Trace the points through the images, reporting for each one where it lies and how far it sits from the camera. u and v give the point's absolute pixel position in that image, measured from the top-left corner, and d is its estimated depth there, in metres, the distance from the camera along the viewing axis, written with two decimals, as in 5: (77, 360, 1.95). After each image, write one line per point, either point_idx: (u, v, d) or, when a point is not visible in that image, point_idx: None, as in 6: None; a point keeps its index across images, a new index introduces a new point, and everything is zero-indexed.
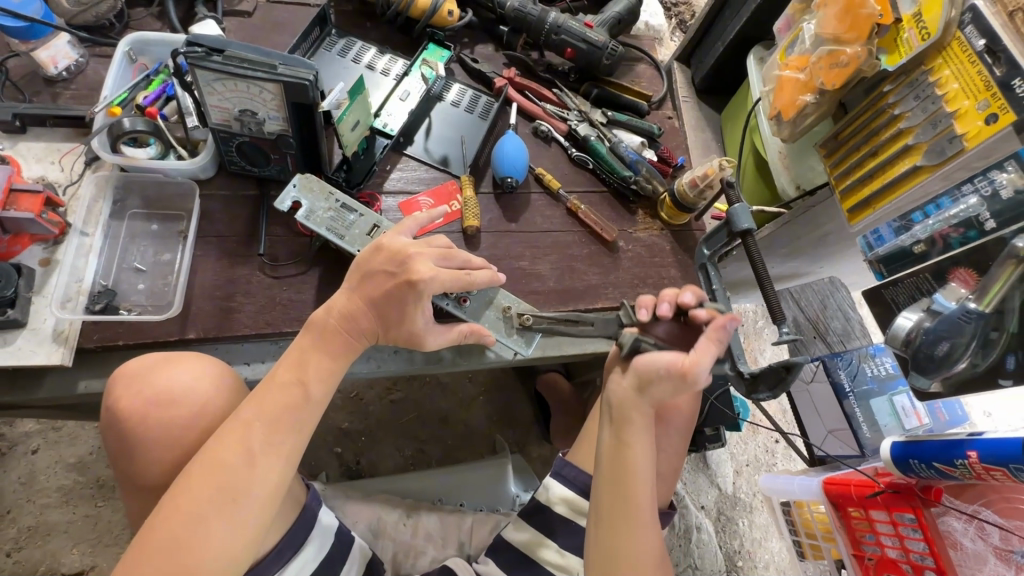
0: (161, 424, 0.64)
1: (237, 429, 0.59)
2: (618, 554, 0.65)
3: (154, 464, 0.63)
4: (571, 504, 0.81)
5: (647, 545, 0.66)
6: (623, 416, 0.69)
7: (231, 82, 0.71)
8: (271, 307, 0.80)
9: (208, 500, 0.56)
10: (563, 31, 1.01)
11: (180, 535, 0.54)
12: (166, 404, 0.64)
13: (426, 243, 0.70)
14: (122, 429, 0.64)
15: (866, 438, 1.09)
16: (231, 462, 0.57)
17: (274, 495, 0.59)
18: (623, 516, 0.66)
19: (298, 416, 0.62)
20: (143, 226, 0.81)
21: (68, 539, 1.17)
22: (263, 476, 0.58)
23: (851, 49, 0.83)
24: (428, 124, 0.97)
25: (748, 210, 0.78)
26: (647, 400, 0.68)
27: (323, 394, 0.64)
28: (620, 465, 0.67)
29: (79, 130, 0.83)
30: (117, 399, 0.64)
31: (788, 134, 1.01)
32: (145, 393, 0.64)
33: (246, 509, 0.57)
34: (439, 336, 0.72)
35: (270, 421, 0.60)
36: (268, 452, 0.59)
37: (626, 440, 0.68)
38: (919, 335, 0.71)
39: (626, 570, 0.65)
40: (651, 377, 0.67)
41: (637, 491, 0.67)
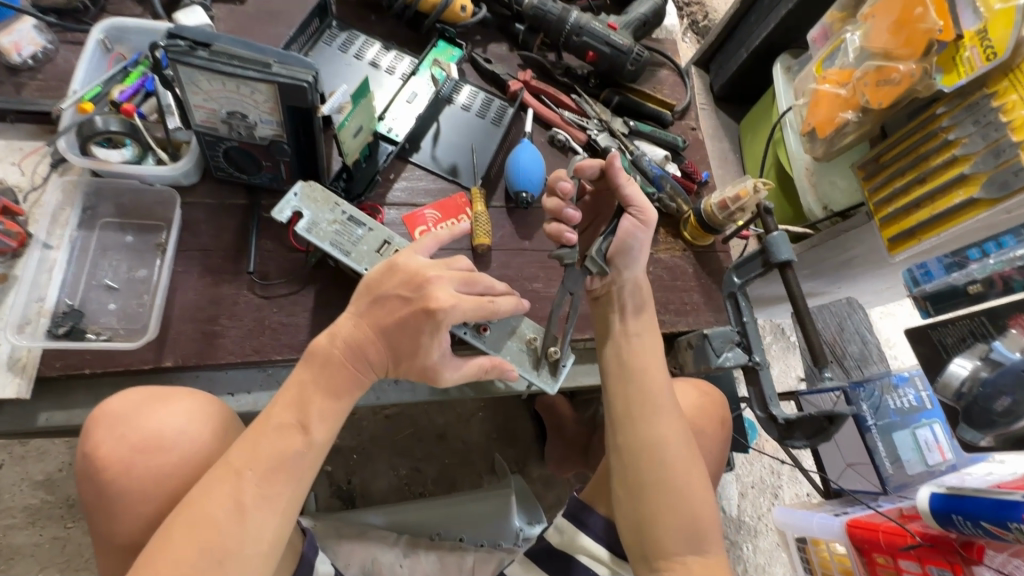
0: (145, 473, 0.55)
1: (227, 475, 0.51)
2: (640, 447, 0.66)
3: (137, 521, 0.55)
4: (566, 535, 0.76)
5: (670, 434, 0.66)
6: (621, 326, 0.74)
7: (217, 80, 0.62)
8: (260, 331, 0.72)
9: (193, 560, 0.48)
10: (585, 33, 0.93)
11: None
12: (153, 451, 0.56)
13: (445, 264, 0.62)
14: (100, 478, 0.55)
15: (889, 474, 1.03)
16: (217, 518, 0.49)
17: (268, 555, 0.51)
18: (636, 407, 0.68)
19: (297, 462, 0.54)
20: (117, 238, 0.72)
21: (34, 563, 1.08)
22: (255, 534, 0.51)
23: (904, 66, 0.76)
24: (435, 130, 0.89)
25: (788, 239, 0.72)
26: (636, 272, 0.72)
27: (326, 437, 0.56)
28: (624, 364, 0.72)
29: (46, 127, 0.73)
30: (96, 444, 0.56)
31: (822, 152, 0.93)
32: (129, 437, 0.56)
33: (234, 573, 0.49)
34: (456, 370, 0.63)
35: (265, 469, 0.52)
36: (261, 507, 0.51)
37: (632, 348, 0.72)
38: (974, 388, 0.64)
39: (653, 461, 0.65)
40: (634, 248, 0.69)
41: (646, 382, 0.70)
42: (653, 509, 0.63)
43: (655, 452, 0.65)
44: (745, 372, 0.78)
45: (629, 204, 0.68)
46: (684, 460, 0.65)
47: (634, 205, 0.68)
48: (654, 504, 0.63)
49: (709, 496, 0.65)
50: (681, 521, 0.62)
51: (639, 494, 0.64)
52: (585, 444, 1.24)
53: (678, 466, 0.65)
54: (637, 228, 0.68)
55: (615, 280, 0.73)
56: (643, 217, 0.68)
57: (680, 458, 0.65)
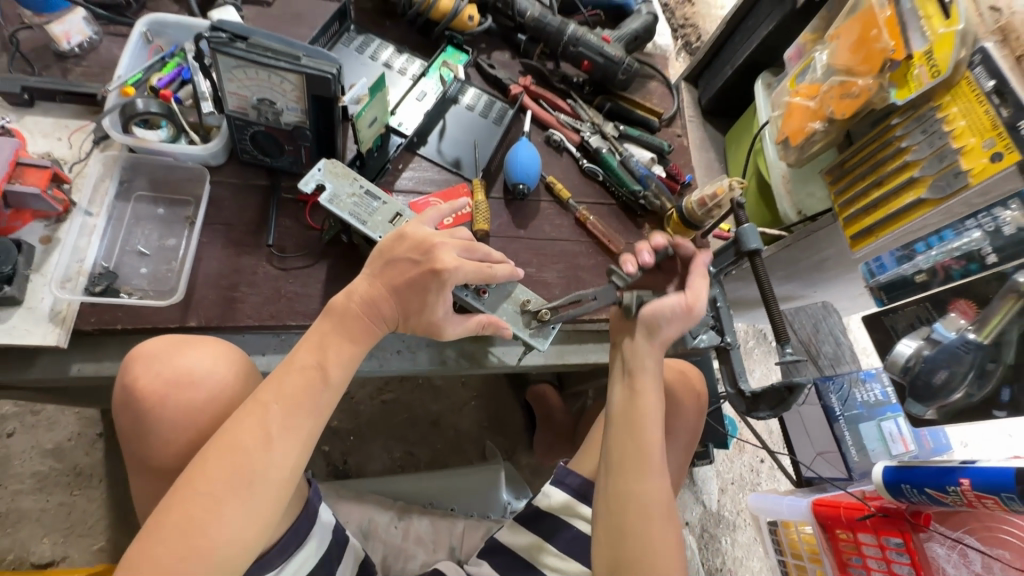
0: (177, 406, 0.61)
1: (256, 410, 0.58)
2: (628, 502, 0.66)
3: (169, 447, 0.61)
4: (567, 508, 0.81)
5: (659, 496, 0.66)
6: (632, 377, 0.71)
7: (252, 70, 0.70)
8: (276, 299, 0.79)
9: (224, 482, 0.54)
10: (581, 44, 1.02)
11: (186, 527, 0.52)
12: (184, 386, 0.62)
13: (449, 234, 0.70)
14: (137, 409, 0.62)
15: (854, 461, 1.11)
16: (247, 444, 0.56)
17: (290, 480, 0.58)
18: (631, 461, 0.67)
19: (318, 400, 0.61)
20: (150, 210, 0.80)
21: (39, 527, 1.13)
22: (280, 459, 0.57)
23: (863, 81, 0.86)
24: (441, 126, 0.97)
25: (757, 231, 0.79)
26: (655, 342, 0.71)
27: (342, 378, 0.63)
28: (630, 416, 0.69)
29: (90, 108, 0.81)
30: (134, 379, 0.62)
31: (795, 159, 1.02)
32: (163, 373, 0.62)
33: (261, 492, 0.56)
34: (458, 326, 0.72)
35: (289, 402, 0.59)
36: (285, 435, 0.58)
37: (638, 395, 0.70)
38: (918, 364, 0.71)
39: (638, 518, 0.65)
40: (662, 319, 0.70)
41: (645, 439, 0.68)
42: (628, 563, 0.64)
43: (643, 510, 0.65)
44: (719, 352, 0.85)
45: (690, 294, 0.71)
46: (665, 523, 0.66)
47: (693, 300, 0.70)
48: (630, 558, 0.64)
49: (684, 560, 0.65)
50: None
51: (616, 546, 0.65)
52: (571, 432, 1.30)
53: (660, 528, 0.65)
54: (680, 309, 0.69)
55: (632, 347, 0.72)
56: (690, 305, 0.69)
57: (662, 522, 0.66)
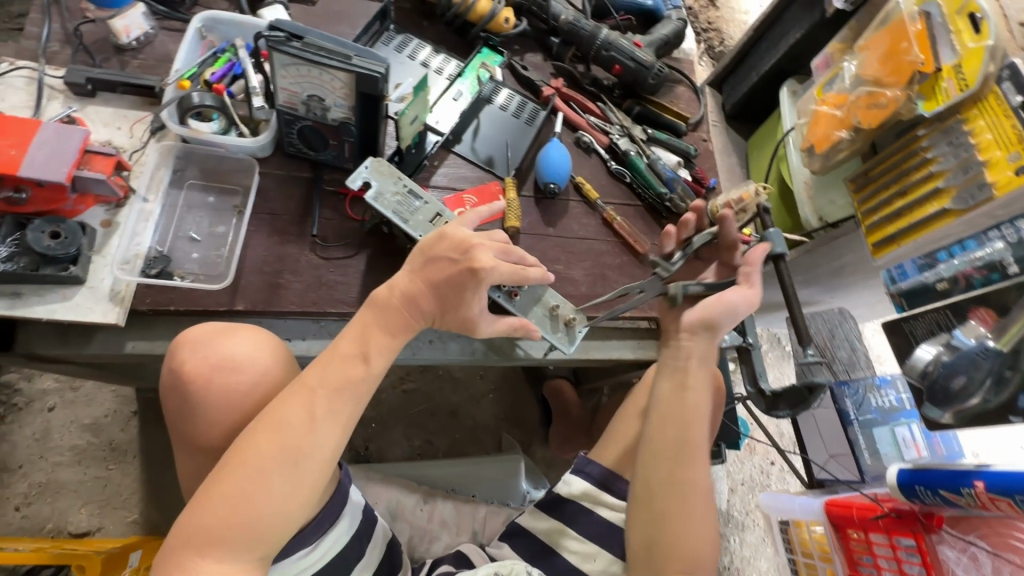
0: (221, 389, 0.66)
1: (303, 393, 0.62)
2: (669, 485, 0.73)
3: (215, 427, 0.66)
4: (590, 496, 0.84)
5: (699, 483, 0.74)
6: (684, 375, 0.77)
7: (305, 67, 0.74)
8: (318, 286, 0.83)
9: (271, 459, 0.59)
10: (613, 49, 1.05)
11: (236, 498, 0.57)
12: (227, 371, 0.66)
13: (487, 236, 0.73)
14: (185, 391, 0.66)
15: (867, 464, 1.13)
16: (293, 425, 0.60)
17: (330, 461, 0.62)
18: (676, 451, 0.74)
19: (360, 385, 0.65)
20: (201, 197, 0.84)
21: (76, 498, 1.18)
22: (321, 443, 0.61)
23: (891, 91, 0.87)
24: (475, 126, 1.01)
25: (782, 235, 0.82)
26: (714, 333, 0.77)
27: (382, 367, 0.67)
28: (677, 409, 0.76)
29: (147, 99, 0.85)
30: (181, 363, 0.67)
31: (819, 166, 1.04)
32: (208, 358, 0.66)
33: (304, 471, 0.60)
34: (491, 324, 0.75)
35: (333, 388, 0.63)
36: (329, 419, 0.62)
37: (682, 388, 0.76)
38: (936, 369, 0.75)
39: (677, 499, 0.73)
40: (728, 311, 0.76)
41: (689, 433, 0.75)
42: (666, 539, 0.72)
43: (683, 493, 0.73)
44: (739, 352, 0.88)
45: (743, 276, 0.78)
46: (703, 505, 0.74)
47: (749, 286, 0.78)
48: (670, 534, 0.72)
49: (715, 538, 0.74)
50: (688, 555, 0.71)
51: (657, 523, 0.72)
52: (588, 426, 1.33)
53: (697, 510, 0.73)
54: (744, 301, 0.77)
55: (693, 340, 0.77)
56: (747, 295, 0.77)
57: (701, 505, 0.73)
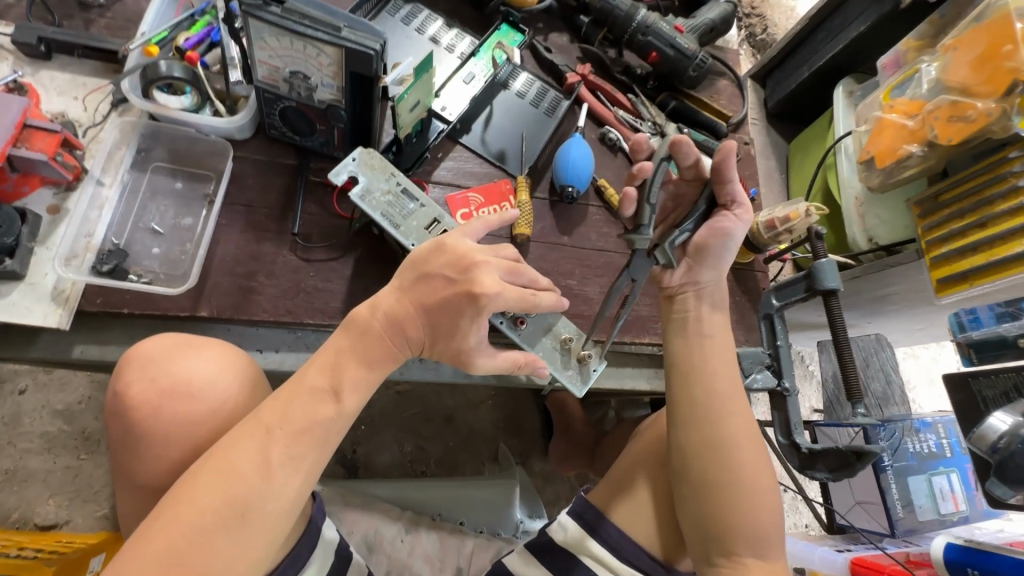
0: (172, 419, 0.55)
1: (256, 428, 0.51)
2: (706, 447, 0.66)
3: (160, 462, 0.55)
4: (575, 540, 0.73)
5: (742, 445, 0.67)
6: (695, 323, 0.71)
7: (287, 39, 0.62)
8: (295, 293, 0.72)
9: (215, 511, 0.48)
10: (651, 33, 0.92)
11: (178, 547, 0.46)
12: (180, 397, 0.56)
13: (493, 251, 0.62)
14: (128, 418, 0.56)
15: (898, 517, 1.00)
16: (245, 471, 0.49)
17: (289, 513, 0.52)
18: (705, 413, 0.67)
19: (326, 427, 0.54)
20: (167, 183, 0.74)
21: (44, 488, 1.11)
22: (279, 490, 0.51)
23: (982, 103, 0.74)
24: (487, 114, 0.89)
25: (836, 267, 0.71)
26: (720, 266, 0.70)
27: (356, 405, 0.56)
28: (692, 363, 0.70)
29: (111, 66, 0.74)
30: (126, 386, 0.57)
31: (878, 183, 0.90)
32: (158, 380, 0.56)
33: (255, 525, 0.49)
34: (488, 359, 0.63)
35: (295, 430, 0.52)
36: (288, 466, 0.51)
37: (698, 343, 0.71)
38: (1013, 444, 0.65)
39: (719, 464, 0.65)
40: (728, 245, 0.68)
41: (713, 388, 0.69)
42: (718, 513, 0.64)
43: (725, 456, 0.66)
44: (772, 396, 0.76)
45: (731, 199, 0.67)
46: (749, 465, 0.66)
47: (736, 203, 0.67)
48: (722, 506, 0.65)
49: (774, 502, 0.67)
50: (742, 524, 0.64)
51: (700, 494, 0.65)
52: (591, 447, 1.23)
53: (747, 472, 0.66)
54: (738, 223, 0.67)
55: (697, 279, 0.71)
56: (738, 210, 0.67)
57: (751, 466, 0.66)
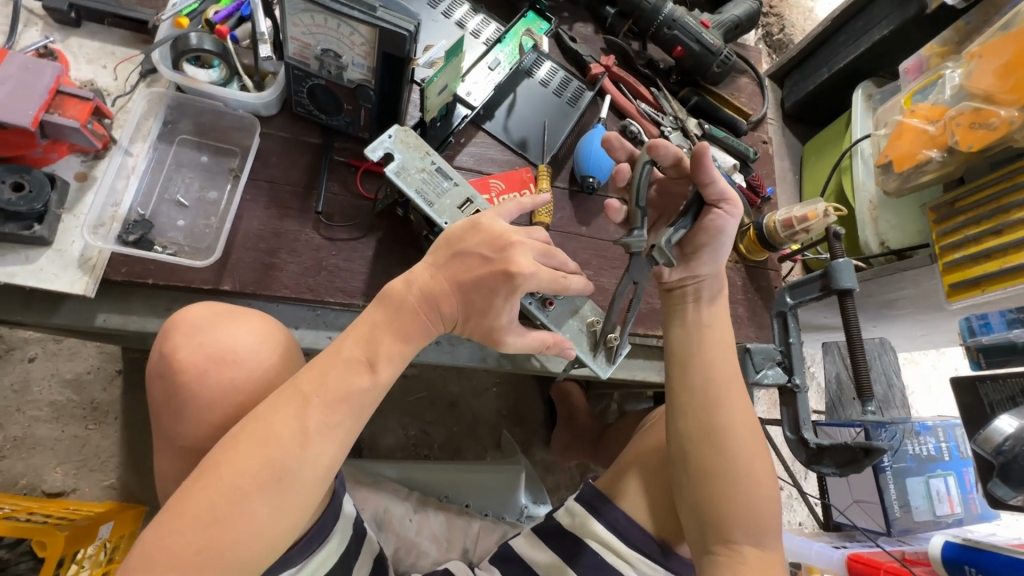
0: (217, 384, 0.56)
1: (293, 396, 0.53)
2: (702, 434, 0.67)
3: (202, 426, 0.56)
4: (578, 519, 0.75)
5: (735, 430, 0.67)
6: (692, 312, 0.71)
7: (321, 16, 0.62)
8: (317, 270, 0.73)
9: (254, 474, 0.50)
10: (677, 26, 0.92)
11: (218, 506, 0.48)
12: (226, 363, 0.57)
13: (527, 232, 0.63)
14: (172, 381, 0.57)
15: (895, 517, 1.03)
16: (283, 437, 0.51)
17: (322, 480, 0.54)
18: (703, 401, 0.68)
19: (360, 398, 0.55)
20: (193, 156, 0.74)
21: (52, 456, 1.12)
22: (314, 457, 0.52)
23: (1005, 112, 0.75)
24: (511, 101, 0.89)
25: (853, 267, 0.71)
26: (717, 261, 0.68)
27: (390, 377, 0.57)
28: (692, 352, 0.71)
29: (139, 36, 0.74)
30: (173, 350, 0.57)
31: (895, 187, 0.91)
32: (205, 346, 0.57)
33: (290, 490, 0.51)
34: (518, 337, 0.64)
35: (331, 399, 0.53)
36: (324, 434, 0.53)
37: (698, 332, 0.71)
38: (1019, 447, 0.67)
39: (714, 450, 0.66)
40: (721, 242, 0.66)
41: (715, 376, 0.69)
42: (714, 496, 0.65)
43: (724, 444, 0.67)
44: (782, 392, 0.77)
45: (717, 196, 0.63)
46: (747, 454, 0.67)
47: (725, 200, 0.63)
48: (717, 490, 0.65)
49: (774, 495, 0.67)
50: (737, 512, 0.65)
51: (697, 479, 0.66)
52: (595, 439, 1.24)
53: (744, 459, 0.67)
54: (728, 220, 0.64)
55: (696, 273, 0.70)
56: (729, 208, 0.64)
57: (744, 451, 0.67)
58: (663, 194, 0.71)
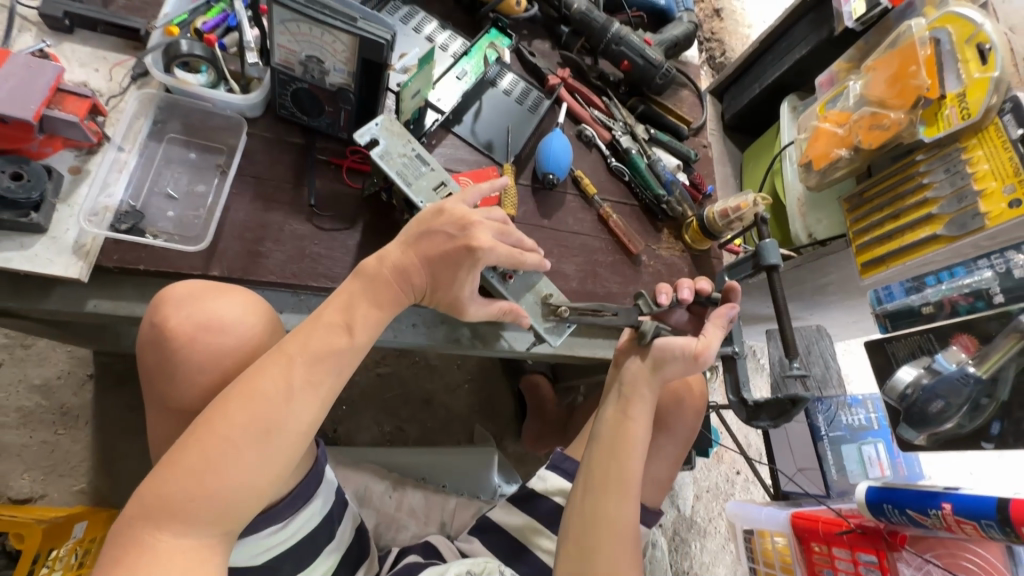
0: (206, 349, 0.61)
1: (280, 360, 0.58)
2: (599, 522, 0.68)
3: (195, 388, 0.61)
4: (568, 494, 0.82)
5: (627, 523, 0.68)
6: (625, 408, 0.73)
7: (304, 25, 0.70)
8: (300, 257, 0.78)
9: (242, 434, 0.54)
10: (624, 44, 1.04)
11: (209, 457, 0.53)
12: (213, 330, 0.61)
13: (487, 214, 0.71)
14: (164, 348, 0.61)
15: (833, 480, 1.15)
16: (268, 394, 0.56)
17: (307, 434, 0.59)
18: (611, 487, 0.69)
19: (340, 356, 0.61)
20: (181, 153, 0.79)
21: (19, 463, 1.11)
22: (298, 412, 0.57)
23: (894, 114, 0.89)
24: (477, 108, 0.97)
25: (777, 246, 0.81)
26: (660, 378, 0.75)
27: (367, 339, 0.63)
28: (614, 441, 0.72)
29: (130, 43, 0.79)
30: (164, 319, 0.61)
31: (815, 182, 1.05)
32: (193, 315, 0.61)
33: (277, 445, 0.56)
34: (479, 308, 0.73)
35: (311, 357, 0.59)
36: (307, 390, 0.58)
37: (627, 418, 0.73)
38: (917, 391, 0.80)
39: (607, 538, 0.67)
40: (671, 363, 0.74)
41: (627, 467, 0.70)
42: None
43: (616, 534, 0.68)
44: (725, 360, 0.87)
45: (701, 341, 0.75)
46: (632, 555, 0.68)
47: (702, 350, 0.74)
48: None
49: None
50: None
51: (583, 562, 0.67)
52: (563, 424, 1.32)
53: (623, 556, 0.67)
54: (688, 355, 0.74)
55: (637, 379, 0.75)
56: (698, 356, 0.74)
57: (626, 549, 0.68)
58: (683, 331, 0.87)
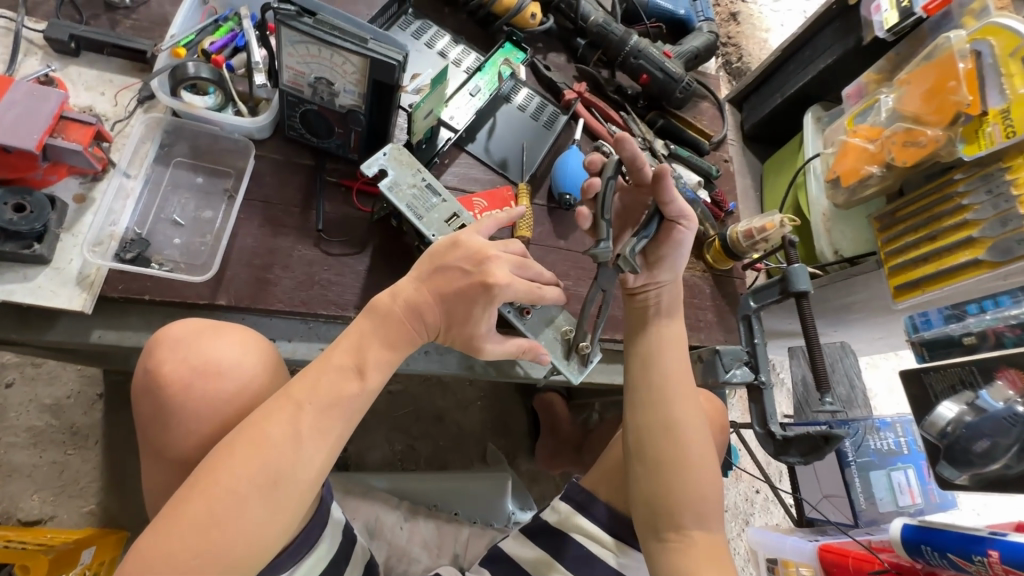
0: (203, 396, 0.58)
1: (286, 404, 0.55)
2: (660, 429, 0.71)
3: (192, 436, 0.58)
4: (567, 518, 0.78)
5: (687, 421, 0.71)
6: (655, 312, 0.76)
7: (313, 47, 0.67)
8: (309, 284, 0.76)
9: (248, 482, 0.52)
10: (643, 57, 1.01)
11: (215, 510, 0.50)
12: (211, 376, 0.59)
13: (503, 246, 0.68)
14: (160, 396, 0.58)
15: (861, 508, 1.10)
16: (275, 442, 0.53)
17: (315, 483, 0.56)
18: (658, 396, 0.72)
19: (351, 402, 0.58)
20: (188, 177, 0.77)
21: (30, 483, 1.10)
22: (308, 460, 0.55)
23: (931, 131, 0.85)
24: (491, 125, 0.94)
25: (807, 272, 0.77)
26: (676, 267, 0.74)
27: (378, 383, 0.61)
28: (651, 347, 0.76)
29: (136, 65, 0.78)
30: (158, 364, 0.59)
31: (843, 200, 1.01)
32: (189, 360, 0.59)
33: (283, 494, 0.53)
34: (498, 344, 0.69)
35: (322, 405, 0.56)
36: (316, 438, 0.55)
37: (657, 327, 0.76)
38: (958, 429, 0.75)
39: (670, 443, 0.70)
40: (680, 251, 0.73)
41: (668, 371, 0.74)
42: (669, 491, 0.68)
43: (678, 438, 0.70)
44: (751, 390, 0.83)
45: (678, 214, 0.69)
46: (698, 452, 0.70)
47: (683, 216, 0.70)
48: (672, 484, 0.69)
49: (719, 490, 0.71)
50: (690, 501, 0.68)
51: (654, 472, 0.69)
52: (578, 444, 1.28)
53: (694, 453, 0.70)
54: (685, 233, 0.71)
55: (657, 279, 0.75)
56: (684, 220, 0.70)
57: (694, 446, 0.70)
58: (626, 206, 0.75)
